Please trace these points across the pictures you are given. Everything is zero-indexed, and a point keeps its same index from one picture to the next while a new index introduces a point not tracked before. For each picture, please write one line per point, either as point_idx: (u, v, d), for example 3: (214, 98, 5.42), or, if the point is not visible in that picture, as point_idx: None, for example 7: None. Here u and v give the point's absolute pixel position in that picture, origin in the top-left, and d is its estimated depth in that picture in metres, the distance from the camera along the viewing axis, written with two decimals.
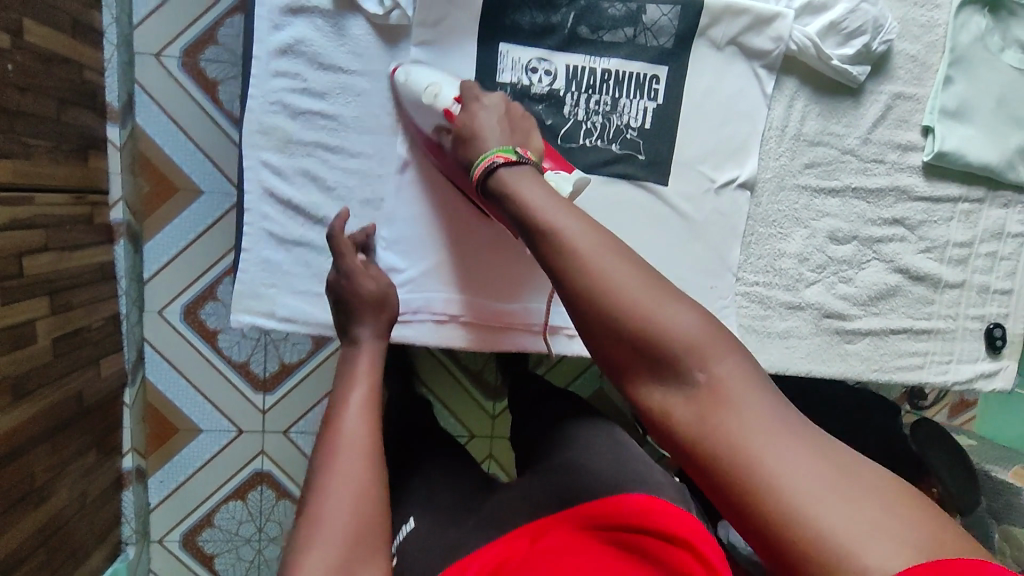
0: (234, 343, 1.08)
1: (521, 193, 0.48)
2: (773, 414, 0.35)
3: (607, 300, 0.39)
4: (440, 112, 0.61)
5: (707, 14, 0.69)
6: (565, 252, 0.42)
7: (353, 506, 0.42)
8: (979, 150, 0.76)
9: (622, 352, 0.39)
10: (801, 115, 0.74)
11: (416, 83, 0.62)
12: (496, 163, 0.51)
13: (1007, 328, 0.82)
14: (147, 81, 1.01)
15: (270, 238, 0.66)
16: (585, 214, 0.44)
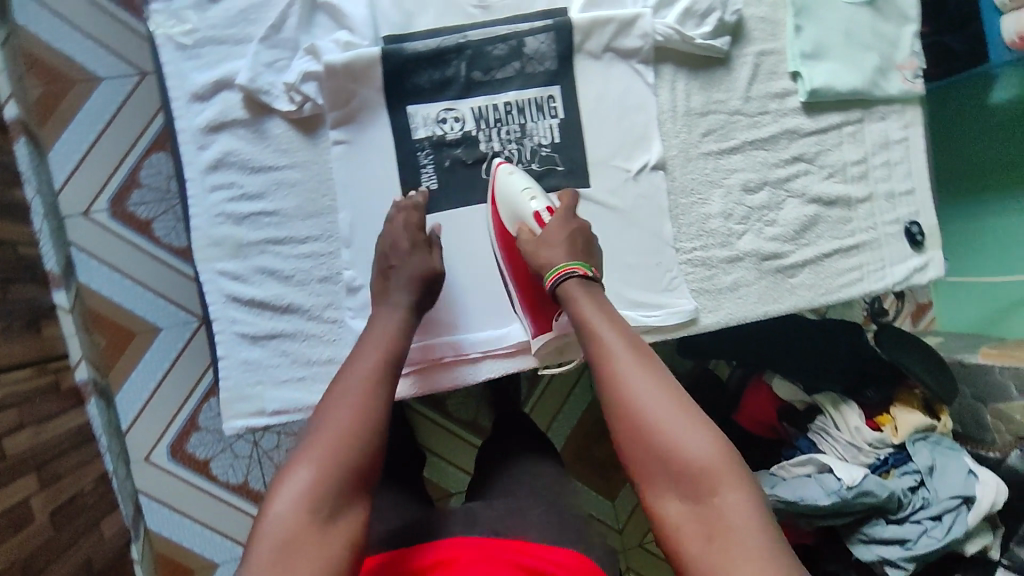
0: (228, 466, 1.07)
1: (583, 312, 0.60)
2: (758, 546, 0.46)
3: (643, 419, 0.51)
4: (529, 211, 0.70)
5: (579, 31, 0.77)
6: (614, 368, 0.55)
7: (353, 418, 0.50)
8: (845, 80, 0.85)
9: (648, 461, 0.51)
10: (685, 93, 0.82)
11: (515, 184, 0.72)
12: (572, 275, 0.63)
13: (922, 223, 0.91)
14: (83, 241, 1.03)
15: (243, 339, 0.69)
16: (640, 343, 0.56)
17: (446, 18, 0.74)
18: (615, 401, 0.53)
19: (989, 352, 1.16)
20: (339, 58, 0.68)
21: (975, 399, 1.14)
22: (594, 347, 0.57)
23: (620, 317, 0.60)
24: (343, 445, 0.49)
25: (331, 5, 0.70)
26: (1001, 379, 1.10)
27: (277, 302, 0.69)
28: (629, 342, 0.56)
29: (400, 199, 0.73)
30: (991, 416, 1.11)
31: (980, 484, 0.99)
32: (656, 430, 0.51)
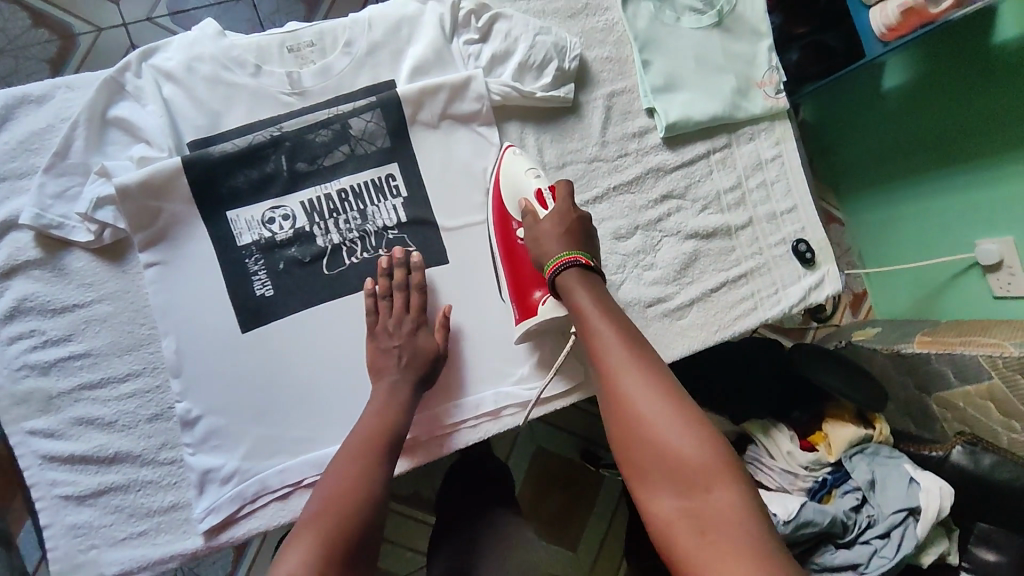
0: None
1: (576, 304, 0.62)
2: (741, 541, 0.47)
3: (637, 419, 0.54)
4: (533, 189, 0.69)
5: (407, 103, 0.71)
6: (612, 366, 0.57)
7: (341, 486, 0.56)
8: (703, 108, 0.81)
9: (637, 455, 0.54)
10: (537, 148, 0.78)
11: (515, 165, 0.71)
12: (568, 264, 0.63)
13: (810, 240, 0.87)
14: None
15: (67, 501, 0.63)
16: (628, 336, 0.59)
17: (258, 109, 0.68)
18: (616, 398, 0.56)
19: (925, 340, 1.10)
20: (133, 177, 0.62)
21: (918, 389, 1.08)
22: (599, 348, 0.59)
23: (615, 305, 0.63)
24: (338, 519, 0.53)
25: (121, 120, 0.64)
26: (937, 367, 1.04)
27: (101, 454, 0.64)
28: (627, 341, 0.59)
29: (233, 313, 0.67)
30: (935, 404, 1.06)
31: (922, 491, 0.89)
32: (653, 428, 0.53)
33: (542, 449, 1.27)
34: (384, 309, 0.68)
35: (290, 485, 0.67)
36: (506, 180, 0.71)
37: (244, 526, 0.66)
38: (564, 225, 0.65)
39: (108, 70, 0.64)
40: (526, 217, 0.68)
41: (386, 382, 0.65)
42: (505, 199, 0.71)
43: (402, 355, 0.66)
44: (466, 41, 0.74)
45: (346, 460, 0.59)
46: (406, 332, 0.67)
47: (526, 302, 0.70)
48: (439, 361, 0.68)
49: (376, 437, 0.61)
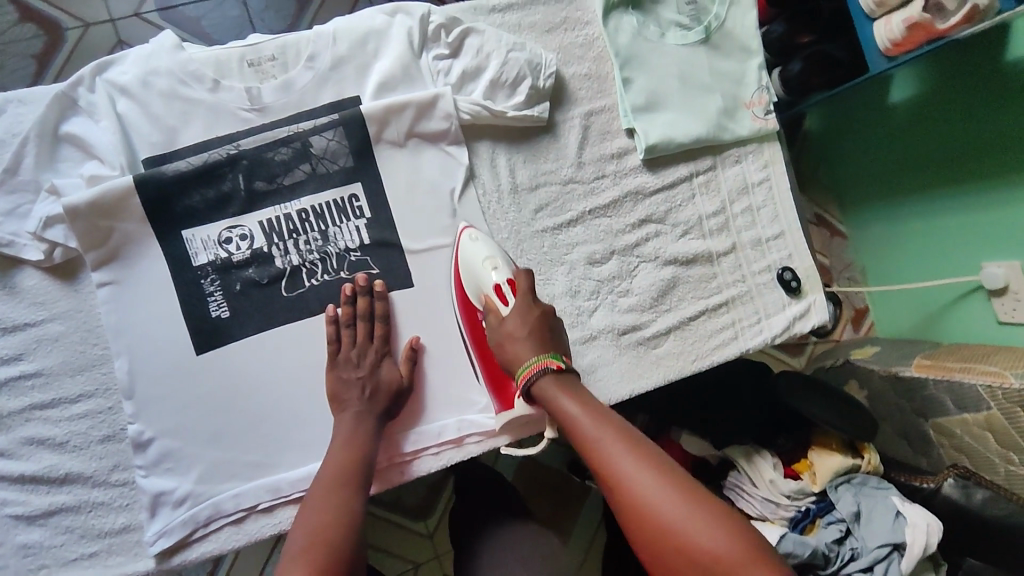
0: None
1: (563, 407, 0.60)
2: None
3: (657, 521, 0.51)
4: (493, 285, 0.67)
5: (372, 121, 0.69)
6: (614, 469, 0.54)
7: (322, 518, 0.54)
8: (686, 129, 0.78)
9: (664, 559, 0.50)
10: (508, 168, 0.75)
11: (477, 252, 0.69)
12: (547, 368, 0.61)
13: (796, 267, 0.84)
14: None
15: (17, 521, 0.62)
16: (623, 431, 0.57)
17: (216, 126, 0.67)
18: (630, 512, 0.52)
19: (922, 363, 1.06)
20: (82, 198, 0.61)
21: (916, 415, 1.04)
22: (600, 458, 0.55)
23: (597, 401, 0.61)
24: (328, 552, 0.51)
25: (74, 137, 0.63)
26: (935, 393, 1.00)
27: (52, 474, 0.62)
28: (623, 439, 0.56)
29: (187, 334, 0.65)
30: (932, 431, 1.01)
31: (908, 527, 0.85)
32: (673, 530, 0.50)
33: (530, 458, 1.26)
34: (347, 339, 0.67)
35: (244, 509, 0.65)
36: (465, 266, 0.69)
37: (197, 549, 0.64)
38: (528, 326, 0.64)
39: (61, 85, 0.63)
40: (488, 315, 0.67)
41: (349, 415, 0.64)
42: (465, 286, 0.70)
43: (364, 388, 0.66)
44: (436, 57, 0.72)
45: (322, 495, 0.57)
46: (369, 363, 0.67)
47: (505, 394, 0.71)
48: (404, 392, 0.68)
49: (346, 471, 0.60)
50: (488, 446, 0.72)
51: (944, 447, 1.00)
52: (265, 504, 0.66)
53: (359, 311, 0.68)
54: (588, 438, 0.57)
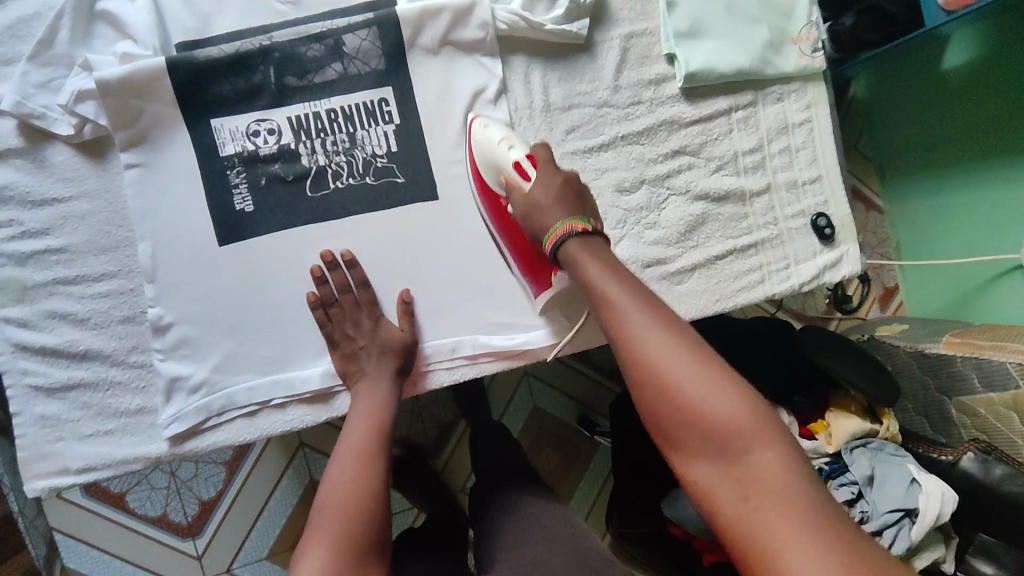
0: (145, 499, 1.11)
1: (585, 272, 0.57)
2: (792, 499, 0.44)
3: (666, 379, 0.50)
4: (513, 163, 0.64)
5: (407, 24, 0.68)
6: (630, 330, 0.53)
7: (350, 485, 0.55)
8: (728, 58, 0.76)
9: (668, 419, 0.50)
10: (541, 86, 0.73)
11: (490, 134, 0.67)
12: (574, 232, 0.59)
13: (831, 214, 0.81)
14: None
15: (38, 392, 0.63)
16: (645, 299, 0.55)
17: (250, 19, 0.67)
18: (639, 364, 0.51)
19: (952, 341, 1.01)
20: (113, 73, 0.60)
21: (940, 392, 1.01)
22: (616, 316, 0.54)
23: (623, 270, 0.58)
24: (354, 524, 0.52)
25: (111, 16, 0.63)
26: (962, 370, 0.96)
27: (71, 349, 0.63)
28: (644, 304, 0.54)
29: (210, 224, 0.65)
30: (955, 408, 0.98)
31: (922, 495, 0.82)
32: (681, 387, 0.49)
33: (540, 409, 1.26)
34: (344, 304, 0.67)
35: (257, 403, 0.66)
36: (481, 151, 0.67)
37: (209, 438, 0.65)
38: (553, 194, 0.61)
39: None
40: (510, 195, 0.64)
41: (367, 386, 0.65)
42: (482, 170, 0.68)
43: (369, 355, 0.66)
44: None
45: (347, 466, 0.57)
46: (366, 331, 0.66)
47: (537, 274, 0.68)
48: (410, 347, 0.67)
49: (372, 445, 0.60)
50: (501, 366, 0.72)
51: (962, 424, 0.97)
52: (279, 399, 0.66)
53: (344, 276, 0.67)
54: (607, 300, 0.55)
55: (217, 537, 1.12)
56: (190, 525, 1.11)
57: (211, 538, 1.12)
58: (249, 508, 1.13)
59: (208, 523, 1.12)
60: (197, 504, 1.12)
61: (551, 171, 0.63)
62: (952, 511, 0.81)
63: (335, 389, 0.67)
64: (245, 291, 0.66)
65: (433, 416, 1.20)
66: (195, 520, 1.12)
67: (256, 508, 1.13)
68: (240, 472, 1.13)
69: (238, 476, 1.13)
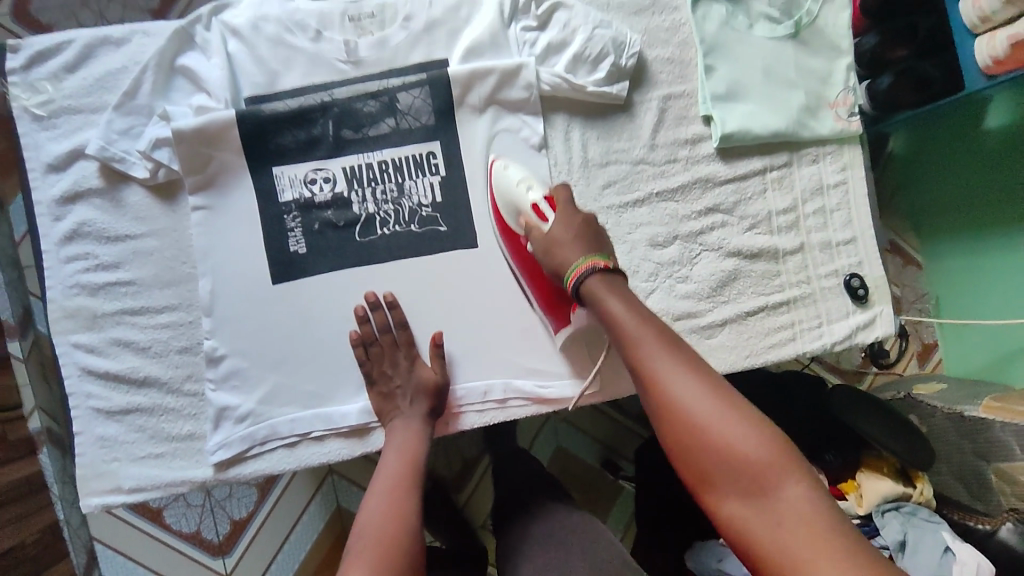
0: (181, 516, 1.15)
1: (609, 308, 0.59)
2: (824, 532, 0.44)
3: (689, 415, 0.51)
4: (531, 203, 0.68)
5: (457, 84, 0.72)
6: (653, 369, 0.54)
7: (385, 513, 0.57)
8: (764, 122, 0.78)
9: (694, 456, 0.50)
10: (581, 143, 0.77)
11: (512, 178, 0.71)
12: (597, 266, 0.60)
13: (865, 275, 0.81)
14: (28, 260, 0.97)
15: (98, 414, 0.67)
16: (663, 337, 0.56)
17: (314, 74, 0.71)
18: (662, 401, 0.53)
19: (992, 406, 0.99)
20: (189, 124, 0.66)
21: (978, 458, 0.98)
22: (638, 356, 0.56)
23: (645, 306, 0.59)
24: (393, 551, 0.53)
25: (189, 70, 0.69)
26: (1003, 437, 0.93)
27: (132, 375, 0.67)
28: (663, 342, 0.56)
29: (265, 263, 0.70)
30: (993, 474, 0.95)
31: (957, 563, 0.78)
32: (704, 424, 0.50)
33: (564, 449, 1.26)
34: (386, 345, 0.70)
35: (297, 435, 0.69)
36: (504, 195, 0.71)
37: (250, 466, 0.68)
38: (572, 231, 0.64)
39: (181, 21, 0.69)
40: (529, 233, 0.68)
41: (400, 422, 0.68)
42: (504, 214, 0.71)
43: (404, 395, 0.69)
44: (524, 28, 0.75)
45: (383, 497, 0.59)
46: (404, 372, 0.69)
47: (559, 312, 0.71)
48: (442, 390, 0.70)
49: (406, 476, 0.62)
50: (531, 411, 0.74)
51: (1000, 491, 0.94)
52: (318, 432, 0.69)
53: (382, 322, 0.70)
54: (629, 341, 0.57)
55: (246, 557, 1.15)
56: (221, 544, 1.15)
57: (241, 558, 1.15)
58: (278, 531, 1.16)
59: (238, 544, 1.15)
60: (229, 524, 1.15)
61: (570, 209, 0.66)
62: None
63: (372, 425, 0.70)
64: (293, 328, 0.70)
65: (459, 452, 1.22)
66: (226, 539, 1.15)
67: (284, 531, 1.16)
68: (271, 495, 1.17)
69: (269, 499, 1.16)
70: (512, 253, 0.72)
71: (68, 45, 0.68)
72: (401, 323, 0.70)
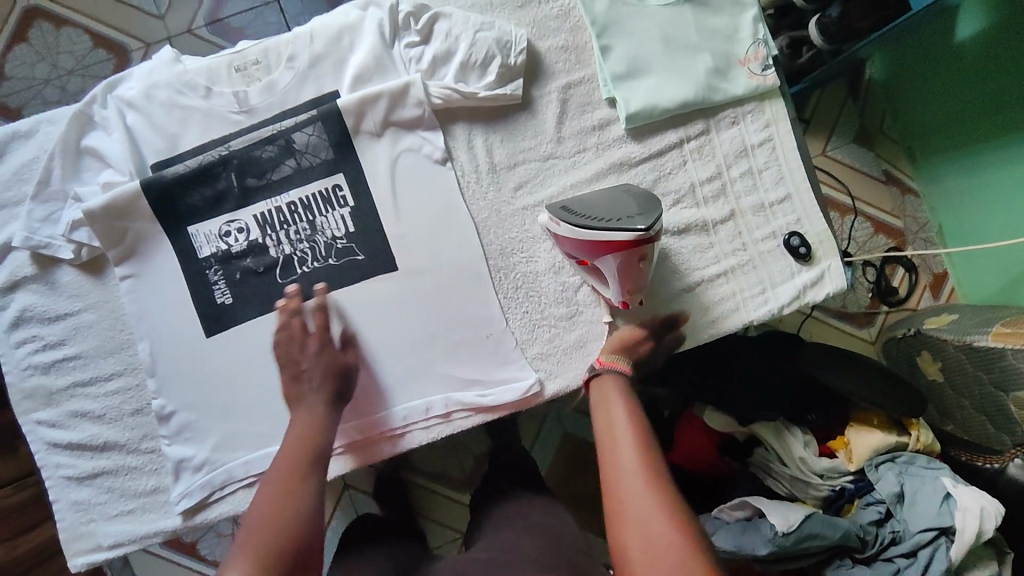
0: (214, 544, 1.21)
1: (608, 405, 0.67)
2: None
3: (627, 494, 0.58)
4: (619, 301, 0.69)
5: (348, 114, 0.73)
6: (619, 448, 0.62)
7: (274, 495, 0.59)
8: (671, 94, 0.75)
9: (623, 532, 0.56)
10: (485, 149, 0.77)
11: (632, 274, 0.62)
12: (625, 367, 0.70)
13: (805, 232, 0.78)
14: None
15: (69, 481, 0.72)
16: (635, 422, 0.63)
17: (211, 130, 0.73)
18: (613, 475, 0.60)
19: (1002, 332, 0.91)
20: (98, 202, 0.69)
21: (995, 389, 0.90)
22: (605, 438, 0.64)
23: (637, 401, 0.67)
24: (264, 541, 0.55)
25: (93, 149, 0.72)
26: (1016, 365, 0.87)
27: (93, 442, 0.72)
28: (634, 426, 0.63)
29: (196, 318, 0.73)
30: (1014, 406, 0.88)
31: (958, 511, 0.81)
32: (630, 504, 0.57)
33: (569, 434, 1.24)
34: (293, 333, 0.71)
35: (253, 476, 0.72)
36: (614, 256, 0.61)
37: (215, 510, 0.72)
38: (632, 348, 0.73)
39: (78, 104, 0.72)
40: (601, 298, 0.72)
41: (305, 407, 0.67)
42: (598, 254, 0.63)
43: (311, 377, 0.69)
44: (408, 45, 0.75)
45: (272, 483, 0.60)
46: (309, 353, 0.70)
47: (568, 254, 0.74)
48: (350, 371, 0.71)
49: (296, 459, 0.62)
50: (476, 420, 0.75)
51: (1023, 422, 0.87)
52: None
53: (303, 316, 0.72)
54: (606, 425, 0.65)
55: None
56: None
57: None
58: None
59: None
60: None
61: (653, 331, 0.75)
62: (994, 527, 0.80)
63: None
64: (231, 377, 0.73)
65: (467, 453, 1.24)
66: None
67: None
68: None
69: None
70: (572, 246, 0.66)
71: None
72: (319, 308, 0.71)
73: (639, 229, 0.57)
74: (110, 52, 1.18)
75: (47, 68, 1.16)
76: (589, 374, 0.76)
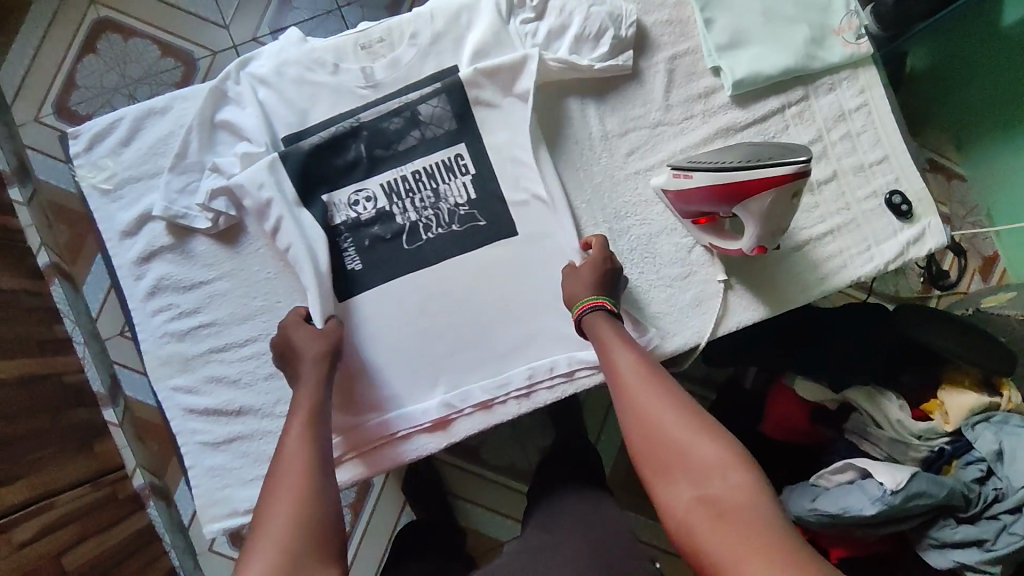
0: None
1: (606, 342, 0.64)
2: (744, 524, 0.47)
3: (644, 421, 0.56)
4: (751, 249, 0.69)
5: (471, 85, 0.76)
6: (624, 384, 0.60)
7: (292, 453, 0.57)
8: (774, 61, 0.79)
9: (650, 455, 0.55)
10: (598, 118, 0.80)
11: (780, 212, 0.64)
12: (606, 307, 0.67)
13: (905, 190, 0.81)
14: (120, 359, 1.12)
15: (205, 447, 0.73)
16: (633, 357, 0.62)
17: (340, 104, 0.77)
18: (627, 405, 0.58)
19: None
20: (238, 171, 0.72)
21: None
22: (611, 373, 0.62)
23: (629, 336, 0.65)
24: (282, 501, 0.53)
25: (229, 123, 0.75)
26: None
27: (229, 407, 0.73)
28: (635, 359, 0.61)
29: (328, 282, 0.74)
30: None
31: None
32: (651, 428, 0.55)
33: None
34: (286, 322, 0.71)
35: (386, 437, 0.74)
36: (766, 194, 0.62)
37: None
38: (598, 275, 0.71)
39: (213, 81, 0.75)
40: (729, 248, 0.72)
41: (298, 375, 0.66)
42: (744, 195, 0.64)
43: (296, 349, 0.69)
44: (523, 21, 0.79)
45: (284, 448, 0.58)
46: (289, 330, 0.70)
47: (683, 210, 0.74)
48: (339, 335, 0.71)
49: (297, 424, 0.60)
50: (599, 379, 0.76)
51: None
52: (404, 431, 0.75)
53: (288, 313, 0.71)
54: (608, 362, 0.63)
55: None
56: None
57: None
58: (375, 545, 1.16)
59: None
60: None
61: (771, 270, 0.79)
62: None
63: (451, 417, 0.75)
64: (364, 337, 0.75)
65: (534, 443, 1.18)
66: None
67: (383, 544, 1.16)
68: (364, 509, 1.17)
69: (363, 514, 1.16)
70: (709, 192, 0.67)
71: (119, 121, 0.75)
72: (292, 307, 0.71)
73: (798, 163, 0.59)
74: (178, 62, 1.15)
75: (117, 78, 1.13)
76: (708, 332, 0.78)
